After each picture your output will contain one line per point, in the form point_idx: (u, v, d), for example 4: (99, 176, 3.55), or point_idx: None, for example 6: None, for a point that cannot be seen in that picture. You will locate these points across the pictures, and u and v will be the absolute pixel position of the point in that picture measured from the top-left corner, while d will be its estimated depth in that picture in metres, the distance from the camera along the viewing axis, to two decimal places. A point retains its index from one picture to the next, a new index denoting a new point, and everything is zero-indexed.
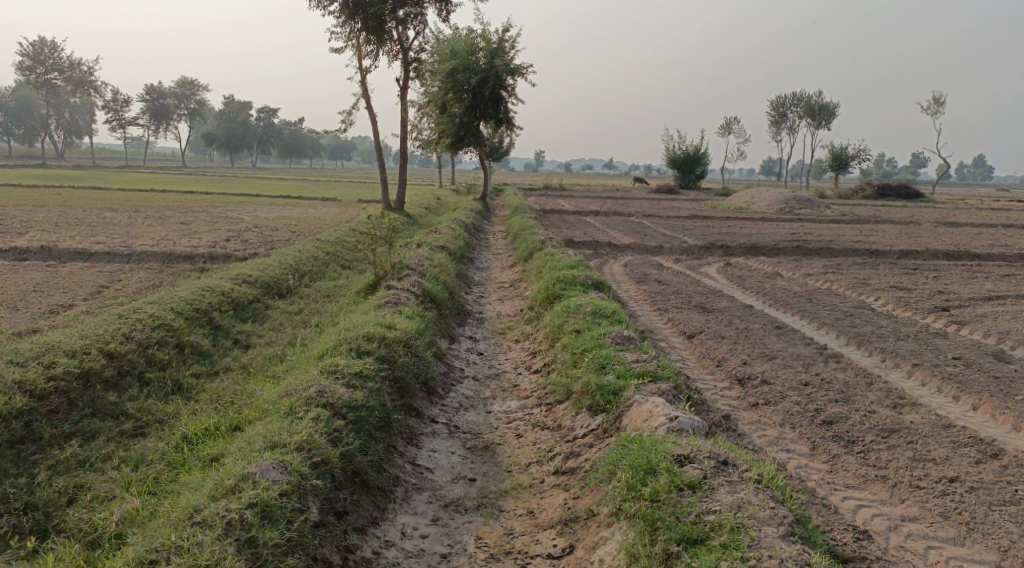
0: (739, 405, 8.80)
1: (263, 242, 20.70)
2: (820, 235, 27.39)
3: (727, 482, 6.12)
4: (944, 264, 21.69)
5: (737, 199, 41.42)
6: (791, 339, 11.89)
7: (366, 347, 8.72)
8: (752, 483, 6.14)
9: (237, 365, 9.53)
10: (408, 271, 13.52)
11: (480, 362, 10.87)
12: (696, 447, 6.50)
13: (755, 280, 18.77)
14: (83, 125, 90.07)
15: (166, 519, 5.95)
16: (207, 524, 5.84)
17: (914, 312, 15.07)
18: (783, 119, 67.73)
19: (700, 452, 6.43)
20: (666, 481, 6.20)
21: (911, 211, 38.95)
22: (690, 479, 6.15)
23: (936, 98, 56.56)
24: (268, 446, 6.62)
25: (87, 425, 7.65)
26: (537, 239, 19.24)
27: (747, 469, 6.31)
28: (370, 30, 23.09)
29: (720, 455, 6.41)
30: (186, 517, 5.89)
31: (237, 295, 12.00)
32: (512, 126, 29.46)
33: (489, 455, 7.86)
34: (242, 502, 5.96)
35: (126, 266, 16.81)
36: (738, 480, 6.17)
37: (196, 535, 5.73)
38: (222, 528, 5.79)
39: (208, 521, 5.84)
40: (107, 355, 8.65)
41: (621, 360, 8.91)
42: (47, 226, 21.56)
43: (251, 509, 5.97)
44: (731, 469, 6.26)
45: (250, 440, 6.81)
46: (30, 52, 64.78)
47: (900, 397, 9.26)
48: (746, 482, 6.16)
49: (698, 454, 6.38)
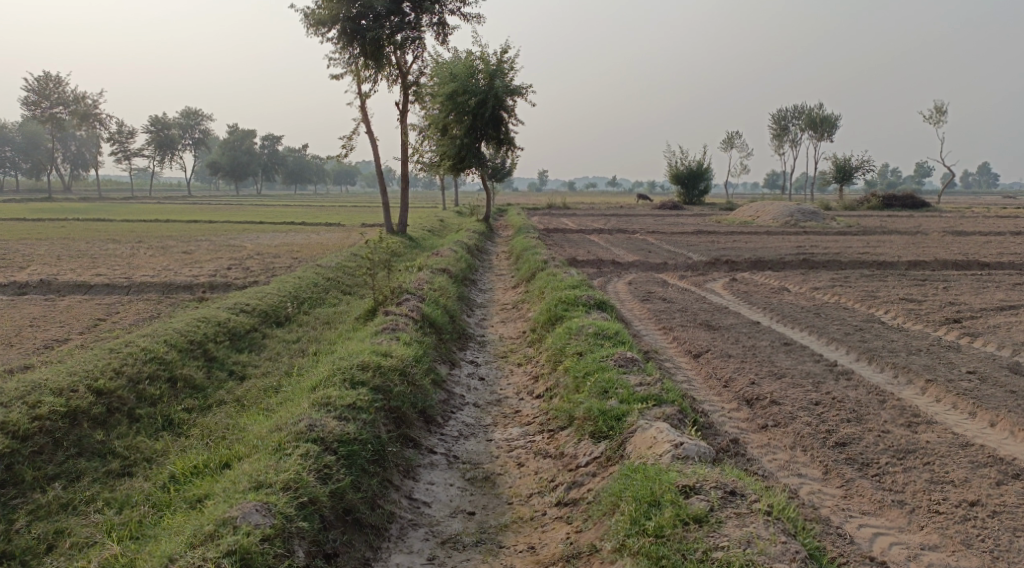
0: (748, 427, 8.51)
1: (264, 269, 20.51)
2: (826, 247, 27.12)
3: (735, 515, 5.83)
4: (954, 274, 21.40)
5: (741, 213, 41.18)
6: (800, 357, 11.60)
7: (360, 377, 8.45)
8: (762, 515, 5.84)
9: (231, 398, 9.27)
10: (408, 295, 13.26)
11: (481, 387, 10.60)
12: (701, 476, 6.21)
13: (761, 295, 18.47)
14: (89, 157, 90.50)
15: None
16: None
17: (924, 324, 14.77)
18: (785, 131, 67.58)
19: (706, 482, 6.14)
20: (670, 515, 5.91)
21: (918, 221, 38.68)
22: (696, 512, 5.87)
23: (938, 107, 56.45)
24: (254, 487, 6.37)
25: (72, 466, 7.40)
26: (539, 260, 19.01)
27: (756, 499, 6.01)
28: (369, 55, 23.00)
29: (727, 484, 6.11)
30: None
31: (233, 325, 11.76)
32: (514, 147, 29.29)
33: (489, 487, 7.58)
34: (221, 550, 5.73)
35: (125, 298, 16.62)
36: (746, 511, 5.88)
37: None
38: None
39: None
40: (96, 392, 8.39)
41: (624, 383, 8.62)
42: (48, 260, 21.42)
43: (230, 557, 5.73)
44: (739, 499, 5.98)
45: (236, 479, 6.56)
46: (35, 87, 65.10)
47: (914, 415, 8.97)
48: (756, 514, 5.86)
49: (704, 484, 6.10)
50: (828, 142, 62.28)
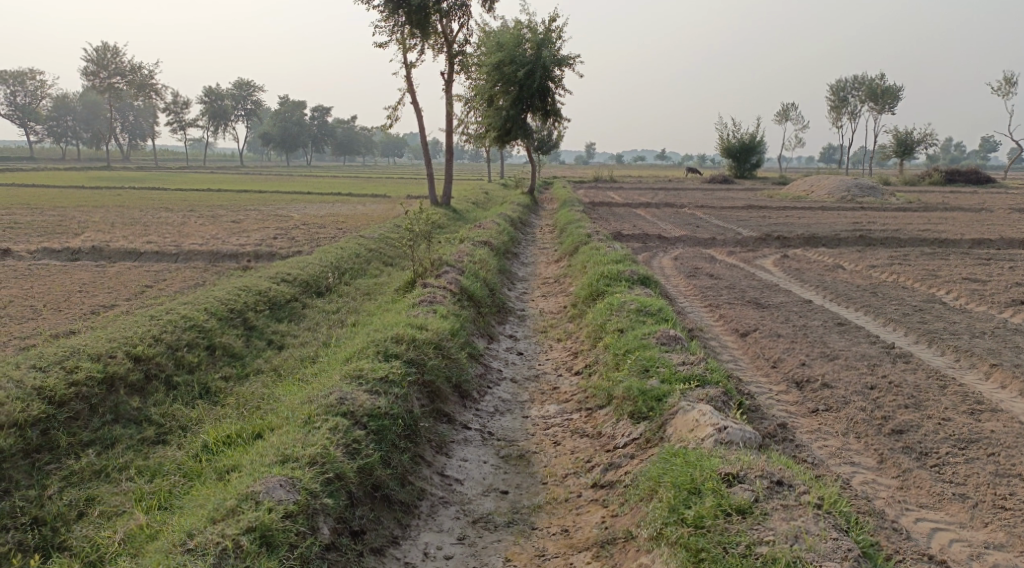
0: (797, 411, 8.15)
1: (309, 239, 20.50)
2: (883, 224, 26.24)
3: (781, 507, 5.50)
4: (1020, 253, 20.53)
5: (795, 188, 40.16)
6: (854, 338, 11.14)
7: (394, 350, 8.24)
8: (811, 509, 5.50)
9: (268, 367, 9.15)
10: (448, 268, 13.03)
11: (519, 363, 10.35)
12: (746, 464, 5.87)
13: (814, 273, 17.87)
14: (146, 128, 91.87)
15: (161, 544, 5.62)
16: (202, 551, 5.48)
17: (988, 305, 14.11)
18: (843, 103, 65.62)
19: (751, 470, 5.79)
20: (711, 505, 5.59)
21: (981, 197, 37.35)
22: (739, 502, 5.54)
23: (1007, 79, 54.34)
24: (279, 461, 6.22)
25: (107, 432, 7.34)
26: (585, 233, 18.62)
27: (805, 491, 5.66)
28: (415, 25, 22.68)
29: (773, 474, 5.77)
30: (179, 543, 5.54)
31: (274, 294, 11.66)
32: (561, 119, 28.75)
33: (523, 465, 7.35)
34: (240, 527, 5.58)
35: (173, 265, 16.69)
36: (794, 504, 5.54)
37: (188, 564, 5.37)
38: (216, 556, 5.43)
39: (202, 549, 5.48)
40: (134, 358, 8.30)
41: (666, 362, 8.30)
42: (102, 226, 21.70)
43: (249, 535, 5.58)
44: (786, 490, 5.64)
45: (263, 453, 6.42)
46: (94, 57, 66.29)
47: (977, 403, 8.51)
48: (804, 507, 5.52)
49: (748, 473, 5.76)
50: (889, 115, 60.39)
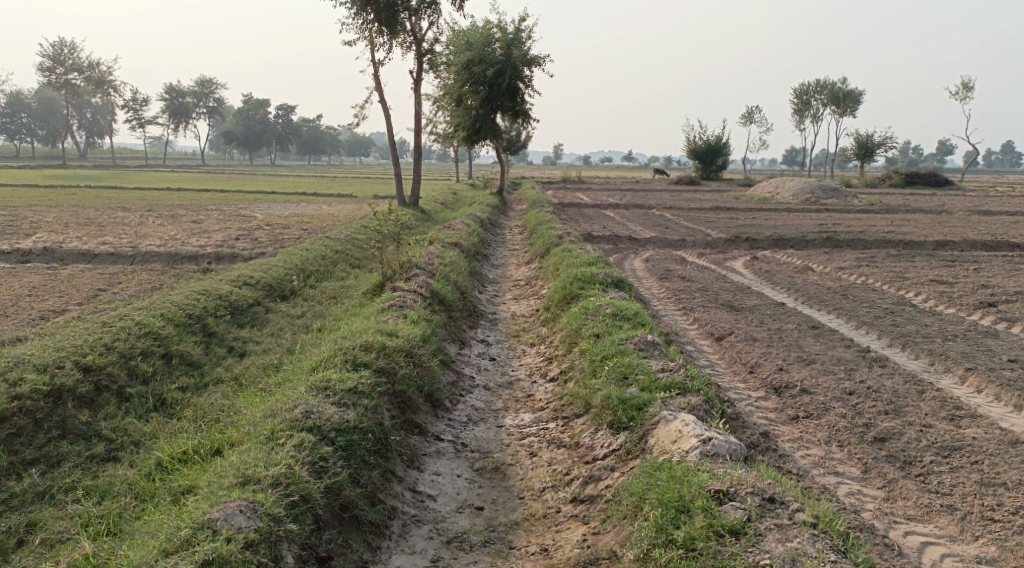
0: (777, 418, 7.95)
1: (273, 240, 20.00)
2: (849, 225, 26.39)
3: (776, 527, 5.29)
4: (984, 255, 20.71)
5: (760, 189, 40.35)
6: (829, 341, 11.00)
7: (363, 358, 7.90)
8: (807, 528, 5.29)
9: (229, 376, 8.75)
10: (418, 270, 12.70)
11: (492, 368, 10.06)
12: (737, 480, 5.65)
13: (784, 275, 17.80)
14: (104, 125, 89.94)
15: None
16: None
17: (958, 308, 14.11)
18: (806, 107, 66.23)
19: (741, 487, 5.58)
20: (702, 525, 5.36)
21: (941, 199, 37.85)
22: (732, 523, 5.31)
23: (964, 84, 55.32)
24: (239, 483, 5.87)
25: (52, 450, 6.93)
26: (555, 234, 18.37)
27: (799, 509, 5.45)
28: (383, 22, 22.28)
29: (766, 491, 5.56)
30: None
31: (235, 298, 11.23)
32: (529, 119, 28.48)
33: (498, 479, 7.07)
34: (196, 560, 5.24)
35: (130, 268, 16.11)
36: (789, 523, 5.32)
37: None
38: None
39: None
40: (83, 369, 7.88)
41: (645, 369, 8.05)
42: (56, 227, 20.97)
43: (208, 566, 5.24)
44: (779, 508, 5.43)
45: (221, 473, 6.05)
46: (50, 53, 64.55)
47: (956, 409, 8.38)
48: (799, 527, 5.31)
49: (739, 490, 5.54)
50: (850, 118, 61.10)
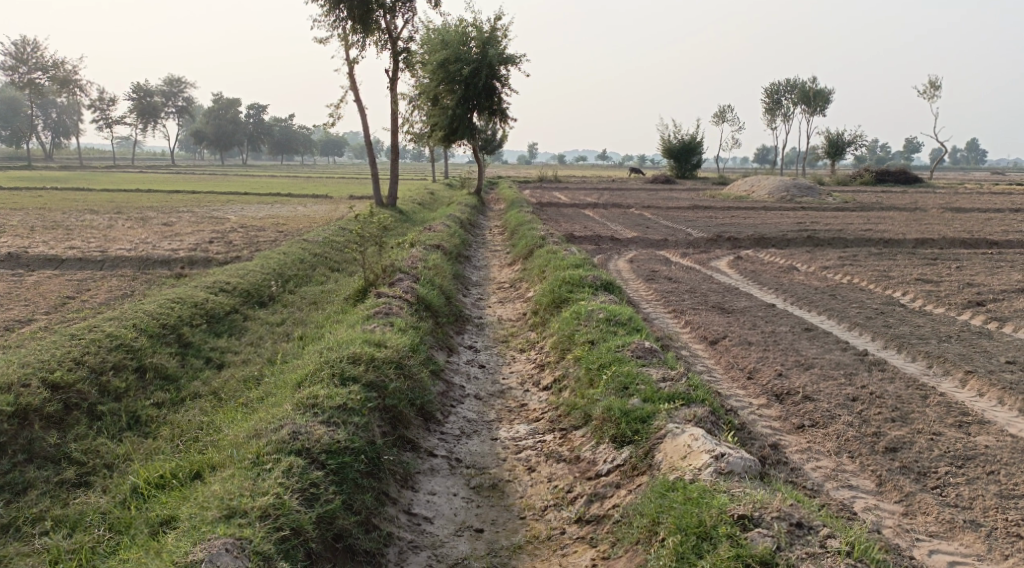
0: (782, 428, 7.66)
1: (247, 243, 19.49)
2: (827, 224, 26.30)
3: (807, 556, 5.14)
4: (964, 252, 20.66)
5: (736, 187, 40.30)
6: (825, 344, 10.74)
7: (352, 372, 7.49)
8: (841, 558, 5.13)
9: (207, 390, 8.32)
10: (401, 275, 12.29)
11: (482, 377, 9.69)
12: (760, 503, 5.49)
13: (770, 275, 17.59)
14: (70, 126, 88.17)
15: None
16: None
17: (947, 308, 13.95)
18: (778, 106, 66.42)
19: (767, 511, 5.42)
20: (729, 554, 5.21)
21: (913, 197, 38.02)
22: (761, 552, 5.16)
23: (932, 83, 55.71)
24: (224, 515, 5.48)
25: (18, 476, 6.50)
26: (537, 235, 18.04)
27: (830, 535, 5.31)
28: (357, 20, 21.82)
29: (792, 515, 5.41)
30: None
31: (212, 306, 10.78)
32: (506, 118, 28.14)
33: (497, 497, 6.76)
34: None
35: (99, 274, 15.57)
36: (820, 551, 5.18)
37: None
38: None
39: None
40: (51, 387, 7.44)
41: (646, 379, 7.71)
42: (22, 231, 20.32)
43: None
44: (809, 534, 5.29)
45: (203, 503, 5.65)
46: (13, 51, 63.32)
47: (963, 415, 8.13)
48: (832, 555, 5.16)
49: (764, 515, 5.39)
50: (821, 117, 61.42)
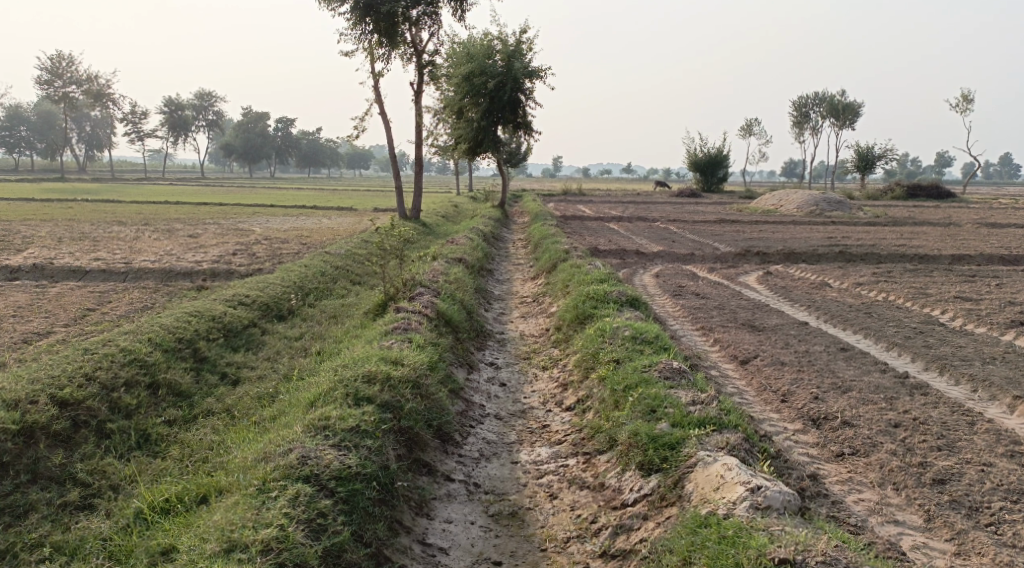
0: (820, 455, 7.26)
1: (271, 256, 19.32)
2: (858, 239, 25.73)
3: None
4: (1003, 269, 20.05)
5: (763, 201, 39.72)
6: (863, 365, 10.29)
7: (366, 392, 7.17)
8: None
9: (221, 407, 8.02)
10: (422, 289, 11.97)
11: (503, 396, 9.34)
12: (803, 546, 5.23)
13: (801, 291, 17.12)
14: (103, 138, 89.30)
15: None
16: None
17: (989, 327, 13.42)
18: (806, 119, 65.64)
19: (809, 555, 5.16)
20: None
21: (947, 212, 37.24)
22: None
23: (965, 95, 54.73)
24: (223, 549, 5.21)
25: (20, 499, 6.24)
26: (562, 248, 17.70)
27: None
28: (383, 33, 21.66)
29: (838, 560, 5.13)
30: None
31: (229, 320, 10.52)
32: (532, 131, 27.86)
33: (516, 527, 6.43)
34: None
35: (121, 286, 15.43)
36: None
37: None
38: None
39: None
40: (60, 404, 7.18)
41: (674, 402, 7.31)
42: (48, 242, 20.31)
43: None
44: None
45: (202, 535, 5.37)
46: (48, 66, 64.08)
47: (1015, 444, 7.69)
48: None
49: (808, 559, 5.13)
50: (850, 130, 60.59)
